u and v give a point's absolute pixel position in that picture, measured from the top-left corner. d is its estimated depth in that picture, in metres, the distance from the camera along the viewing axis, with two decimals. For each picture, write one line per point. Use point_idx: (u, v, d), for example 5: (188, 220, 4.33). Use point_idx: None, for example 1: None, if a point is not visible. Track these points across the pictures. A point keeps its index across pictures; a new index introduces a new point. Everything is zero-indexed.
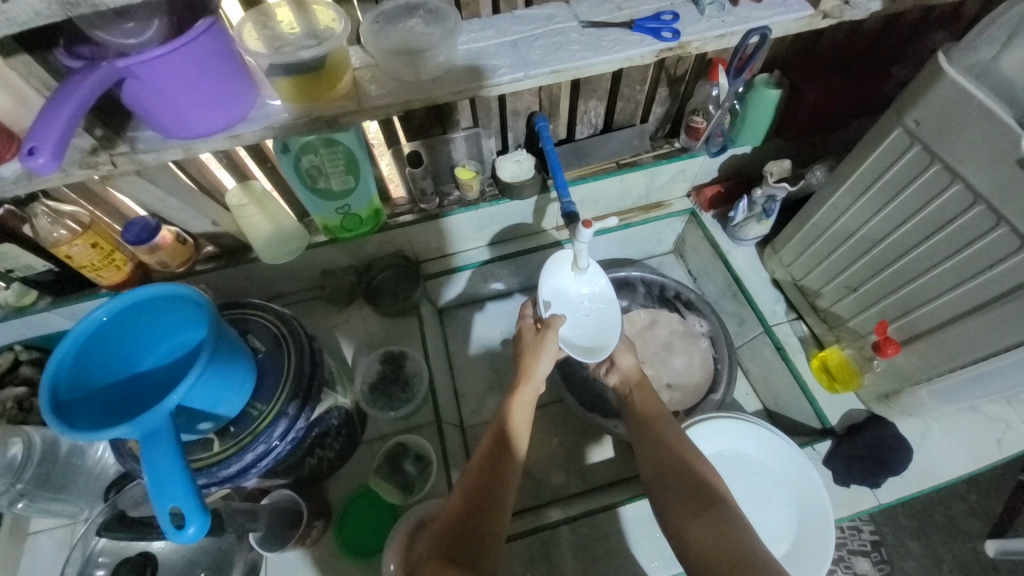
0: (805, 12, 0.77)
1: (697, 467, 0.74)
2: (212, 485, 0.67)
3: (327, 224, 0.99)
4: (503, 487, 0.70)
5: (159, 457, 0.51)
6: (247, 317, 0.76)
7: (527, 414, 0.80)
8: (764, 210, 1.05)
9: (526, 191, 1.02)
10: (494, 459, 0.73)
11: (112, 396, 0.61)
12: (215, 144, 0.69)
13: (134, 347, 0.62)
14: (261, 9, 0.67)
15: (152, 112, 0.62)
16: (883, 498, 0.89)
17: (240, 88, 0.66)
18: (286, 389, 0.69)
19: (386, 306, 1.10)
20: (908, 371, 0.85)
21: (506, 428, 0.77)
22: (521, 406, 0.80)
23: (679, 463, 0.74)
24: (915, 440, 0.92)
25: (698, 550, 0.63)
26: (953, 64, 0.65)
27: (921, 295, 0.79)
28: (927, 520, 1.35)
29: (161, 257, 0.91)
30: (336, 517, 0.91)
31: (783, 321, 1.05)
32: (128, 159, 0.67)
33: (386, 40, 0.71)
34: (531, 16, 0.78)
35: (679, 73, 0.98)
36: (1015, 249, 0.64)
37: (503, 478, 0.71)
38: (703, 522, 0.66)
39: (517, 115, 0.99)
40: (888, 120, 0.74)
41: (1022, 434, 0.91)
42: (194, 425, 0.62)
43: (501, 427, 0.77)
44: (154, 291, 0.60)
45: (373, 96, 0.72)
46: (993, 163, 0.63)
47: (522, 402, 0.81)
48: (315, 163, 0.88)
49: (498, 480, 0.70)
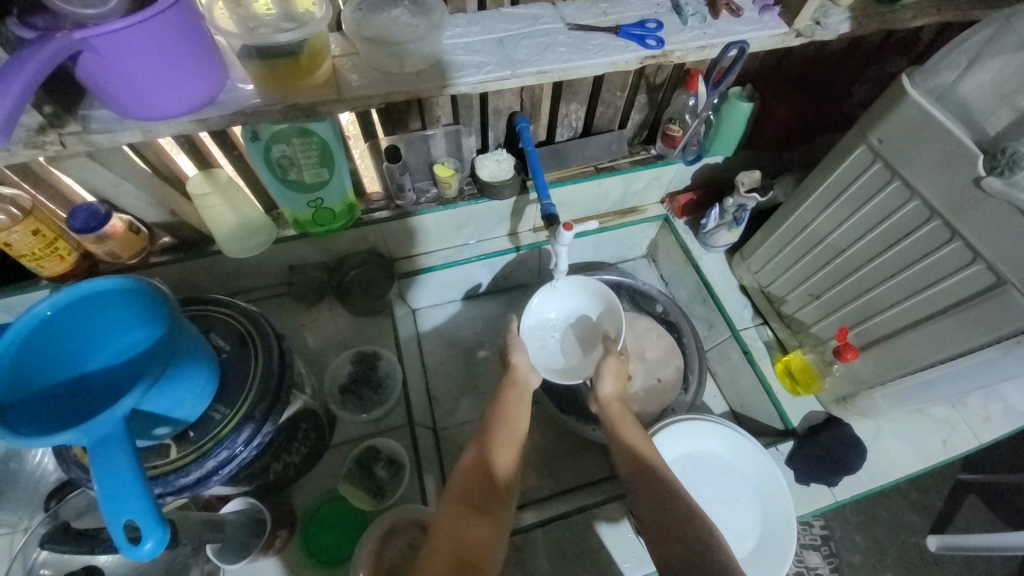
0: (780, 29, 0.80)
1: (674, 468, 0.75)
2: (167, 495, 0.62)
3: (297, 217, 0.95)
4: (492, 491, 0.68)
5: (112, 465, 0.47)
6: (211, 314, 0.72)
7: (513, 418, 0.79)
8: (734, 218, 1.08)
9: (505, 191, 1.01)
10: (484, 465, 0.70)
11: (56, 399, 0.56)
12: (180, 127, 0.64)
13: (81, 345, 0.57)
14: None
15: (110, 90, 0.57)
16: (840, 495, 0.94)
17: (210, 69, 0.62)
18: (252, 392, 0.65)
19: (357, 304, 1.05)
20: (864, 375, 0.90)
21: (493, 432, 0.76)
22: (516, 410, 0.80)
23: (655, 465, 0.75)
24: (869, 440, 0.97)
25: (672, 544, 0.65)
26: (915, 87, 0.70)
27: (878, 303, 0.83)
28: (873, 515, 1.43)
29: (110, 247, 0.84)
30: (301, 524, 0.87)
31: (750, 325, 1.09)
32: (80, 139, 0.62)
33: (368, 28, 0.68)
34: (517, 14, 0.78)
35: (658, 82, 1.00)
36: (968, 262, 0.69)
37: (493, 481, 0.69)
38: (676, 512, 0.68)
39: (499, 114, 0.98)
40: (854, 137, 0.78)
41: (965, 435, 0.98)
42: (150, 429, 0.58)
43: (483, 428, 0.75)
44: (108, 283, 0.56)
45: (354, 86, 0.69)
46: (949, 181, 0.67)
47: (513, 404, 0.81)
48: (286, 153, 0.84)
49: (489, 487, 0.68)
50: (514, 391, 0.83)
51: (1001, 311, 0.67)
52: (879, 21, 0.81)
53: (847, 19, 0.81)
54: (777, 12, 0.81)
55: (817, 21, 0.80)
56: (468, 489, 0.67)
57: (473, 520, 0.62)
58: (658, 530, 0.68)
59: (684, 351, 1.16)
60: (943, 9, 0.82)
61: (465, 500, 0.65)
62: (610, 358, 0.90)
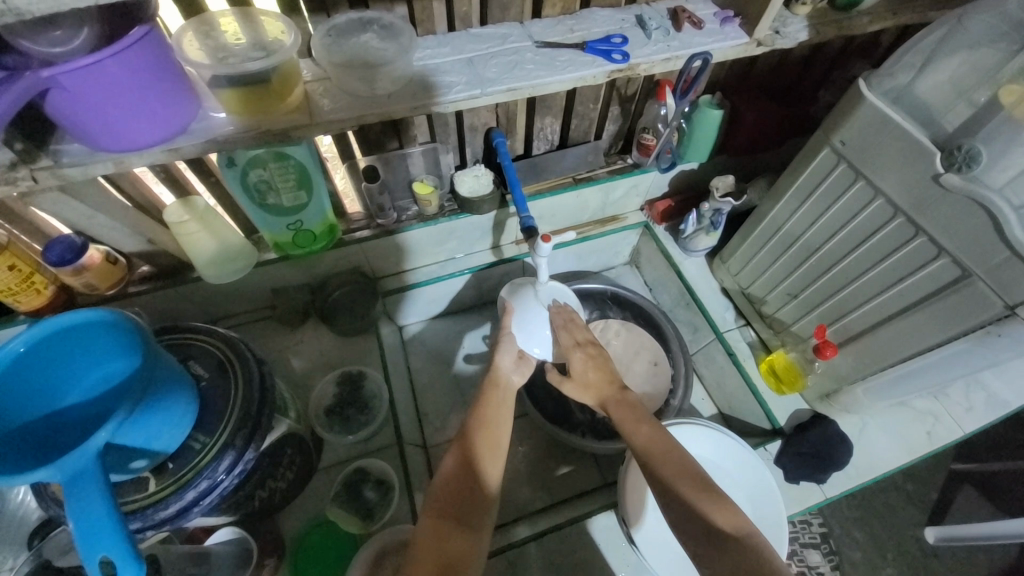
0: (742, 39, 0.82)
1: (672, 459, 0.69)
2: (148, 529, 0.61)
3: (278, 241, 0.95)
4: (478, 504, 0.65)
5: (86, 502, 0.46)
6: (190, 342, 0.71)
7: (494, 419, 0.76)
8: (712, 223, 1.11)
9: (485, 206, 1.02)
10: (463, 474, 0.67)
11: (32, 436, 0.55)
12: (153, 158, 0.65)
13: (57, 380, 0.57)
14: (203, 18, 0.63)
15: (81, 124, 0.57)
16: (830, 492, 0.95)
17: (181, 99, 0.62)
18: (233, 419, 0.64)
19: (343, 324, 1.06)
20: (846, 372, 0.92)
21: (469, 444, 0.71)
22: (495, 416, 0.76)
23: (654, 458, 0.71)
24: (855, 434, 0.98)
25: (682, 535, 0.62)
26: (873, 90, 0.73)
27: (853, 300, 0.85)
28: (870, 510, 1.44)
29: (88, 278, 0.83)
30: (291, 551, 0.85)
31: (733, 327, 1.11)
32: (51, 174, 0.62)
33: (338, 54, 0.70)
34: (486, 34, 0.79)
35: (629, 93, 1.02)
36: (933, 256, 0.71)
37: (476, 495, 0.66)
38: (672, 502, 0.65)
39: (475, 131, 0.99)
40: (818, 139, 0.81)
41: (948, 426, 0.99)
42: (126, 464, 0.57)
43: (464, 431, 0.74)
44: (81, 317, 0.55)
45: (326, 110, 0.70)
46: (911, 177, 0.69)
47: (495, 413, 0.77)
48: (263, 177, 0.84)
49: (473, 500, 0.65)
50: (494, 396, 0.80)
51: (969, 302, 0.68)
52: (836, 27, 0.84)
53: (805, 26, 0.84)
54: (737, 24, 0.84)
55: (777, 30, 0.83)
56: (449, 499, 0.64)
57: (454, 539, 0.60)
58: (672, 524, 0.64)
59: (670, 356, 1.16)
60: (897, 14, 0.86)
61: (443, 514, 0.62)
62: (590, 350, 0.88)
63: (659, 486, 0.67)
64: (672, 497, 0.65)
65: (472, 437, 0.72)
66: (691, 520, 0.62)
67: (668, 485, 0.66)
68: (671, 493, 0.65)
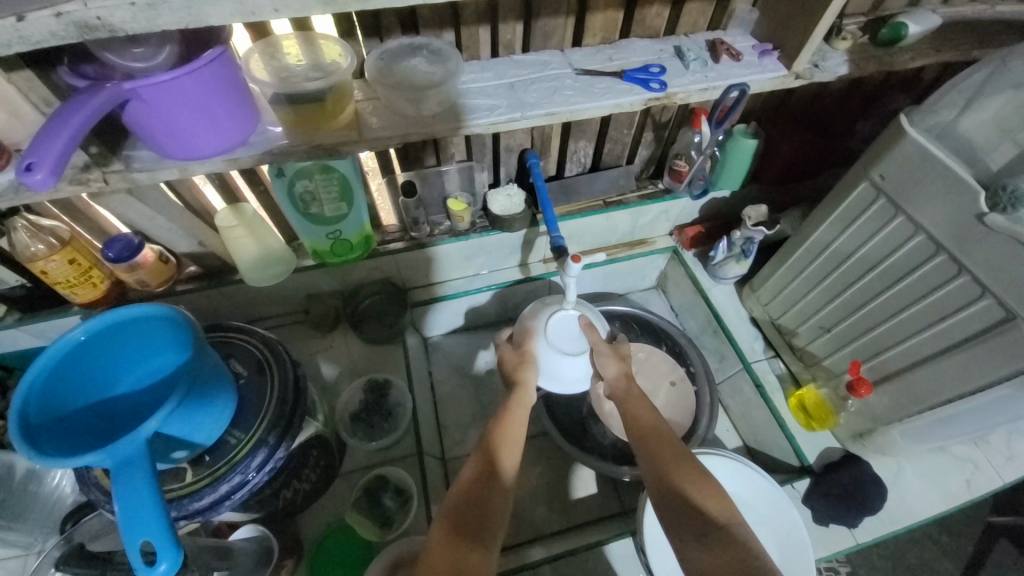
0: (780, 72, 0.83)
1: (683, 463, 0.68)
2: (180, 520, 0.63)
3: (317, 248, 1.00)
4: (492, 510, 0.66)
5: (132, 487, 0.49)
6: (230, 341, 0.74)
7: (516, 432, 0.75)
8: (743, 251, 1.10)
9: (516, 224, 1.05)
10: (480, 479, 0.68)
11: (85, 422, 0.59)
12: (213, 166, 0.69)
13: (111, 368, 0.60)
14: (269, 41, 0.69)
15: (153, 133, 0.62)
16: (861, 537, 0.90)
17: (243, 113, 0.67)
18: (267, 416, 0.67)
19: (372, 332, 1.08)
20: (881, 411, 0.88)
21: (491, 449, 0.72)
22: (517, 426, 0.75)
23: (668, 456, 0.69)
24: (888, 478, 0.94)
25: (687, 537, 0.61)
26: (914, 125, 0.72)
27: (892, 336, 0.82)
28: (902, 560, 1.36)
29: (141, 275, 0.89)
30: (309, 553, 0.87)
31: (762, 358, 1.08)
32: (121, 177, 0.67)
33: (390, 75, 0.73)
34: (527, 61, 0.83)
35: (664, 120, 1.04)
36: (976, 296, 0.69)
37: (492, 500, 0.66)
38: (677, 506, 0.63)
39: (510, 151, 1.02)
40: (856, 173, 0.80)
41: (990, 475, 0.94)
42: (167, 453, 0.60)
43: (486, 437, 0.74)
44: (137, 311, 0.59)
45: (374, 127, 0.73)
46: (956, 214, 0.68)
47: (517, 420, 0.77)
48: (308, 188, 0.89)
49: (490, 505, 0.66)
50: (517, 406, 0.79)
51: (1016, 345, 0.66)
52: (877, 62, 0.84)
53: (845, 61, 0.84)
54: (776, 57, 0.84)
55: (816, 64, 0.83)
56: (466, 503, 0.65)
57: (466, 544, 0.61)
58: (668, 528, 0.63)
59: (695, 384, 1.15)
60: (940, 52, 0.85)
61: (460, 521, 0.63)
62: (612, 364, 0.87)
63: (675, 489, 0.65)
64: (685, 503, 0.63)
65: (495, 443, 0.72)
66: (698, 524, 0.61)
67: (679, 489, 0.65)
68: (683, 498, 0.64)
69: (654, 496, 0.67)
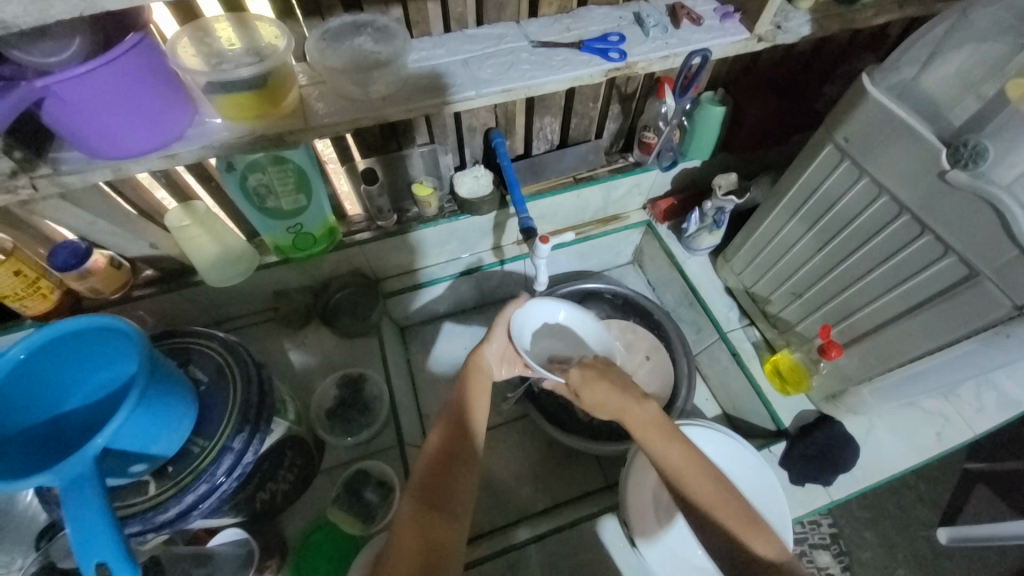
0: (742, 35, 0.81)
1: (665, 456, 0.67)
2: (147, 532, 0.61)
3: (278, 243, 0.96)
4: (458, 485, 0.65)
5: (86, 506, 0.47)
6: (189, 346, 0.72)
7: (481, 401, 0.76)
8: (714, 221, 1.09)
9: (484, 207, 1.02)
10: (448, 454, 0.67)
11: (34, 443, 0.56)
12: (150, 164, 0.65)
13: (56, 385, 0.57)
14: (198, 24, 0.64)
15: (78, 132, 0.58)
16: (836, 494, 0.93)
17: (177, 105, 0.63)
18: (231, 421, 0.65)
19: (344, 326, 1.06)
20: (851, 372, 0.90)
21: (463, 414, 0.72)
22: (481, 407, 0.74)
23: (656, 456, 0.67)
24: (861, 436, 0.97)
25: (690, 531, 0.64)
26: (875, 85, 0.71)
27: (859, 299, 0.83)
28: (881, 511, 1.41)
29: (92, 283, 0.85)
30: (293, 552, 0.86)
31: (737, 327, 1.09)
32: (50, 182, 0.63)
33: (334, 57, 0.70)
34: (481, 35, 0.79)
35: (630, 91, 1.01)
36: (939, 255, 0.69)
37: (457, 469, 0.67)
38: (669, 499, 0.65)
39: (474, 131, 0.99)
40: (822, 136, 0.79)
41: (959, 427, 0.97)
42: (125, 467, 0.58)
43: (454, 408, 0.73)
44: (78, 323, 0.56)
45: (321, 114, 0.70)
46: (918, 175, 0.67)
47: (475, 394, 0.76)
48: (263, 181, 0.85)
49: (455, 476, 0.66)
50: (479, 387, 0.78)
51: (976, 302, 0.67)
52: (841, 20, 0.82)
53: (808, 20, 0.82)
54: (738, 19, 0.82)
55: (778, 25, 0.81)
56: (432, 474, 0.66)
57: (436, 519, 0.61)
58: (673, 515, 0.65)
59: (672, 357, 1.16)
60: (904, 6, 0.84)
61: (425, 494, 0.64)
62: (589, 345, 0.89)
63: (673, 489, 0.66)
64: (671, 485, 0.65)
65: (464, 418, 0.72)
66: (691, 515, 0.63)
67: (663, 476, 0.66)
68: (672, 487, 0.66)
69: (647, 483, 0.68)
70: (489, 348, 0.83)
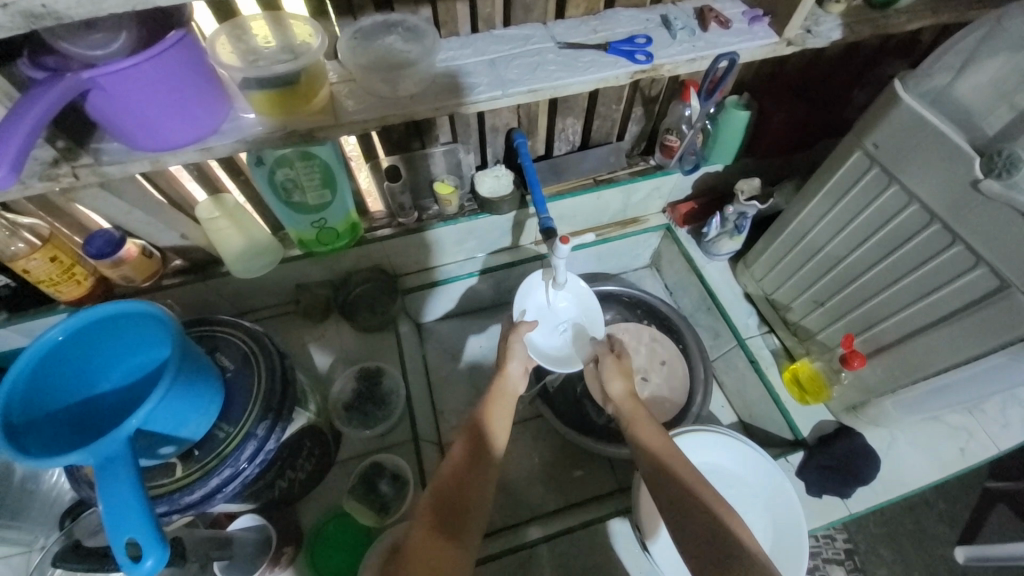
0: (771, 39, 0.80)
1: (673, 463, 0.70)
2: (173, 513, 0.63)
3: (302, 237, 0.98)
4: (475, 499, 0.67)
5: (118, 485, 0.49)
6: (216, 334, 0.74)
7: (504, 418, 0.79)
8: (736, 226, 1.08)
9: (504, 207, 1.03)
10: (468, 467, 0.70)
11: (70, 422, 0.58)
12: (186, 157, 0.67)
13: (92, 367, 0.60)
14: (235, 22, 0.66)
15: (120, 123, 0.60)
16: (854, 507, 0.91)
17: (213, 100, 0.64)
18: (256, 409, 0.67)
19: (362, 321, 1.07)
20: (874, 383, 0.88)
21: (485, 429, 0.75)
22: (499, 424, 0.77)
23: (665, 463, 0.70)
24: (882, 448, 0.95)
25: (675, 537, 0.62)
26: (908, 91, 0.70)
27: (884, 309, 0.82)
28: (898, 527, 1.38)
29: (124, 271, 0.88)
30: (308, 541, 0.87)
31: (756, 334, 1.08)
32: (91, 171, 0.65)
33: (364, 55, 0.71)
34: (508, 35, 0.80)
35: (653, 94, 1.01)
36: (970, 266, 0.67)
37: (475, 484, 0.68)
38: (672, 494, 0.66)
39: (497, 131, 1.00)
40: (850, 142, 0.78)
41: (984, 443, 0.95)
42: (155, 449, 0.59)
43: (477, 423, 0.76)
44: (115, 308, 0.58)
45: (351, 111, 0.71)
46: (951, 183, 0.66)
47: (497, 409, 0.80)
48: (290, 176, 0.87)
49: (472, 491, 0.67)
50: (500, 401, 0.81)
51: (1007, 315, 0.65)
52: (873, 25, 0.81)
53: (839, 25, 0.81)
54: (767, 23, 0.81)
55: (808, 29, 0.80)
56: (450, 483, 0.68)
57: (451, 529, 0.63)
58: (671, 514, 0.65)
59: (688, 362, 1.15)
60: (938, 12, 0.82)
61: (441, 504, 0.65)
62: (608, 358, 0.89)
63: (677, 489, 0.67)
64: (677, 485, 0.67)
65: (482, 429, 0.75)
66: (691, 515, 0.63)
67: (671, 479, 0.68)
68: (677, 489, 0.66)
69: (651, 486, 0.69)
70: (511, 366, 0.87)
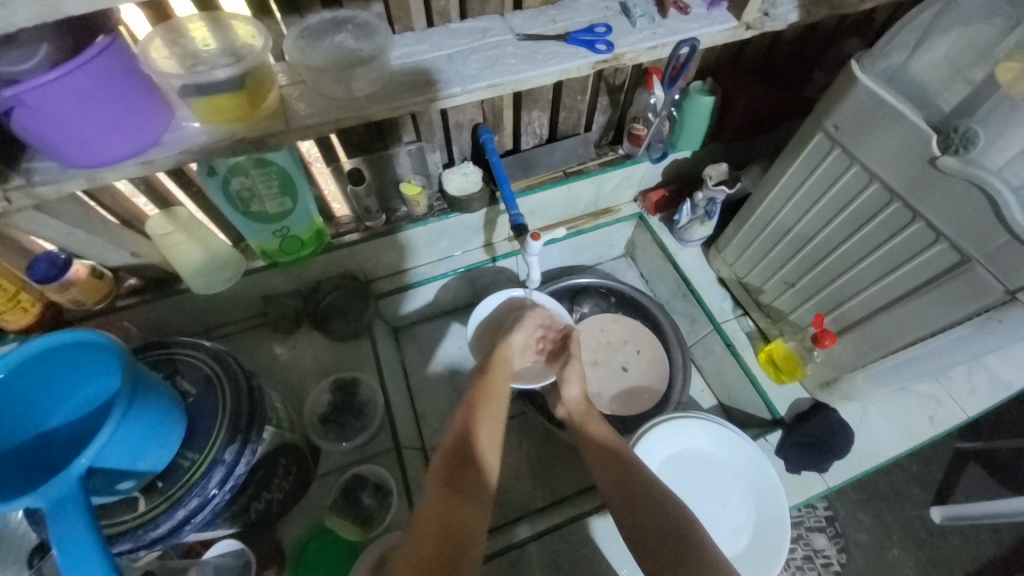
0: (730, 23, 0.79)
1: (639, 465, 0.78)
2: (139, 549, 0.60)
3: (265, 248, 0.94)
4: (473, 486, 0.69)
5: (72, 527, 0.46)
6: (176, 357, 0.70)
7: (494, 424, 0.78)
8: (706, 212, 1.08)
9: (474, 204, 1.00)
10: (462, 459, 0.71)
11: (18, 463, 0.55)
12: (127, 172, 0.63)
13: (38, 404, 0.56)
14: (170, 25, 0.61)
15: (48, 141, 0.56)
16: (832, 480, 0.94)
17: (151, 109, 0.60)
18: (222, 432, 0.64)
19: (336, 329, 1.04)
20: (845, 360, 0.90)
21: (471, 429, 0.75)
22: (484, 422, 0.77)
23: (632, 473, 0.76)
24: (856, 421, 0.98)
25: (629, 535, 0.70)
26: (866, 71, 0.70)
27: (850, 288, 0.84)
28: (875, 492, 1.43)
29: (74, 294, 0.83)
30: (291, 561, 0.85)
31: (731, 317, 1.09)
32: (24, 193, 0.61)
33: (313, 55, 0.67)
34: (465, 29, 0.77)
35: (618, 83, 1.00)
36: (930, 242, 0.69)
37: (470, 478, 0.69)
38: (640, 508, 0.71)
39: (461, 128, 0.97)
40: (811, 124, 0.79)
41: (951, 409, 0.98)
42: (113, 485, 0.56)
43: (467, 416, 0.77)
44: (59, 338, 0.54)
45: (302, 114, 0.68)
46: (909, 160, 0.67)
47: (486, 425, 0.77)
48: (246, 184, 0.82)
49: (467, 481, 0.69)
50: (489, 407, 0.79)
51: (968, 286, 0.67)
52: (827, 6, 0.82)
53: (796, 7, 0.81)
54: (725, 7, 0.81)
55: (766, 13, 0.80)
56: (444, 475, 0.69)
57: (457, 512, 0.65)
58: (624, 523, 0.72)
59: (668, 350, 1.16)
60: None
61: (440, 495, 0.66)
62: (572, 360, 0.94)
63: (646, 491, 0.73)
64: (643, 485, 0.74)
65: (469, 433, 0.74)
66: (650, 508, 0.71)
67: (643, 483, 0.74)
68: (645, 486, 0.74)
69: (608, 488, 0.76)
70: (516, 338, 0.92)
